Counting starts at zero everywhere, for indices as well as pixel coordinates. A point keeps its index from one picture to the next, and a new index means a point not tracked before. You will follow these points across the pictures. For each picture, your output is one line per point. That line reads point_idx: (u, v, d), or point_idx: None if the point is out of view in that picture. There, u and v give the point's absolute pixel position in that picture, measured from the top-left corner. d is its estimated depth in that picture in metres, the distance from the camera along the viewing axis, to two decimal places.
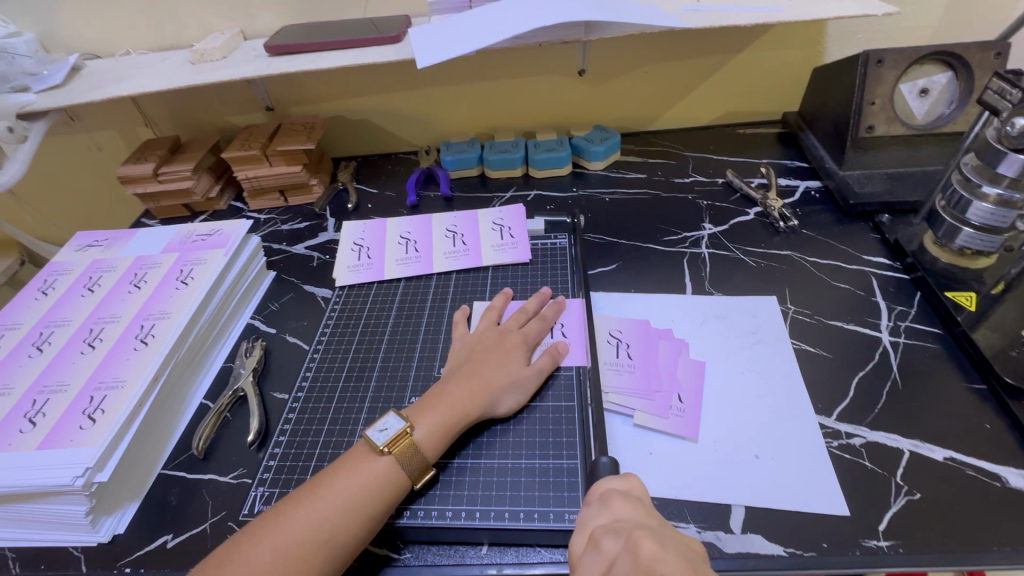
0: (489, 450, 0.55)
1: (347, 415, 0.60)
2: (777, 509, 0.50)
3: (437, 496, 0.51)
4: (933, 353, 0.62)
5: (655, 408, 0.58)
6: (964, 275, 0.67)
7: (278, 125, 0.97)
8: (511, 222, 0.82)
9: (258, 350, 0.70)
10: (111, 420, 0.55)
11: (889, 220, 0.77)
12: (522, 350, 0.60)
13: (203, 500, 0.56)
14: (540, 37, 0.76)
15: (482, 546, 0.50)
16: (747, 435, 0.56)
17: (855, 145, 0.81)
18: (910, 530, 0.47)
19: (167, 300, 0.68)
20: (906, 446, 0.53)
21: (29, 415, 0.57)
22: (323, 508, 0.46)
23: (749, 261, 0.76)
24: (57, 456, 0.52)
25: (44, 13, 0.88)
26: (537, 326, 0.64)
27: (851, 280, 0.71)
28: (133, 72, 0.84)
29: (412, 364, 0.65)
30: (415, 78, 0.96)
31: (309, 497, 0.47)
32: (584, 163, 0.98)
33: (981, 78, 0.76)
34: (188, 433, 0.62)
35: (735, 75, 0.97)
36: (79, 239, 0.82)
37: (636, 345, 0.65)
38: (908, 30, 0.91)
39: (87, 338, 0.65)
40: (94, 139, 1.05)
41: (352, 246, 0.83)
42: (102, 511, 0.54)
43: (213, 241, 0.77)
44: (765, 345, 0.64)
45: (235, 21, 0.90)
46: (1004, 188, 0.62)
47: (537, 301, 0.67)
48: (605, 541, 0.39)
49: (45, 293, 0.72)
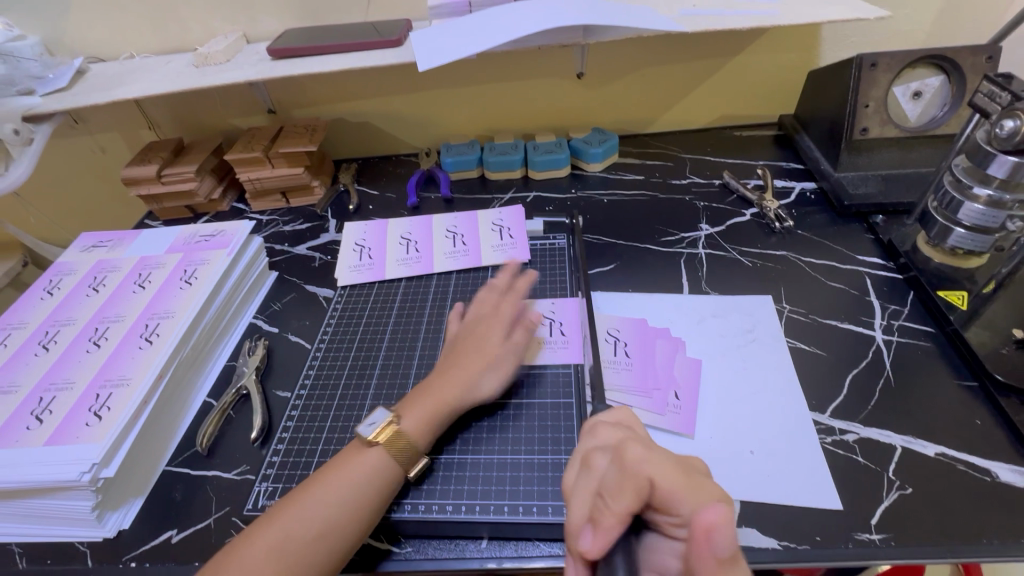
0: (481, 446, 0.56)
1: (350, 412, 0.61)
2: (773, 503, 0.51)
3: (438, 490, 0.52)
4: (925, 352, 0.63)
5: (653, 405, 0.59)
6: (956, 275, 0.68)
7: (280, 127, 0.98)
8: (510, 222, 0.83)
9: (261, 349, 0.71)
10: (116, 417, 0.56)
11: (883, 221, 0.78)
12: (498, 326, 0.62)
13: (208, 496, 0.57)
14: (538, 41, 0.77)
15: (482, 540, 0.51)
16: (743, 432, 0.57)
17: (850, 147, 0.82)
18: (902, 525, 0.48)
19: (171, 299, 0.69)
20: (898, 442, 0.54)
21: (36, 412, 0.57)
22: (313, 506, 0.47)
23: (745, 261, 0.77)
24: (64, 452, 0.53)
25: (50, 17, 0.89)
26: (508, 301, 0.65)
27: (846, 279, 0.72)
28: (138, 75, 0.86)
29: (413, 362, 0.66)
30: (416, 81, 0.97)
31: (300, 496, 0.48)
32: (583, 165, 0.99)
33: (972, 81, 0.77)
34: (192, 431, 0.63)
35: (731, 78, 0.98)
36: (84, 240, 0.83)
37: (633, 344, 0.66)
38: (901, 33, 0.93)
39: (92, 337, 0.66)
40: (98, 141, 1.06)
41: (353, 247, 0.84)
42: (107, 506, 0.54)
43: (216, 241, 0.78)
44: (760, 343, 0.65)
45: (238, 24, 0.91)
46: (995, 189, 0.63)
47: (506, 276, 0.68)
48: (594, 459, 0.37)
49: (51, 292, 0.73)
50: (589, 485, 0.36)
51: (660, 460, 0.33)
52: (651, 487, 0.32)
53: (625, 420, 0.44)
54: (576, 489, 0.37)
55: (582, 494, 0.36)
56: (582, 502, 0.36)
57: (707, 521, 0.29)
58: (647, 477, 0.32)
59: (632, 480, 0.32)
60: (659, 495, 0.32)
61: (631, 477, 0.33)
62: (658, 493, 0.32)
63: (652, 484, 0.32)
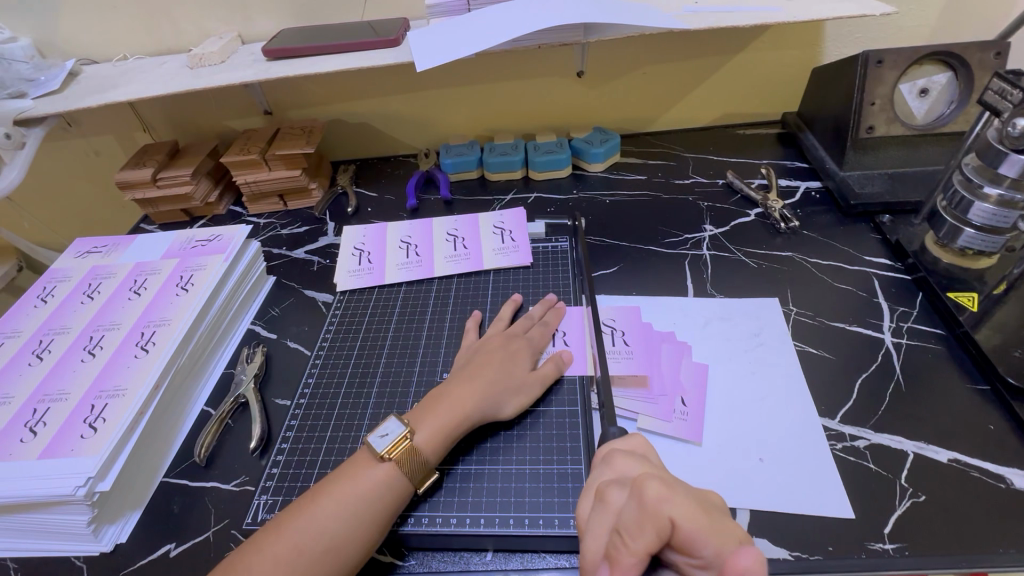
0: (494, 457, 0.54)
1: (350, 422, 0.60)
2: (783, 512, 0.50)
3: (441, 503, 0.51)
4: (935, 354, 0.62)
5: (659, 411, 0.58)
6: (966, 276, 0.67)
7: (277, 129, 0.97)
8: (511, 224, 0.82)
9: (259, 356, 0.70)
10: (113, 428, 0.55)
11: (890, 221, 0.77)
12: (527, 354, 0.60)
13: (207, 508, 0.56)
14: (539, 39, 0.76)
15: (487, 552, 0.49)
16: (751, 439, 0.56)
17: (856, 146, 0.81)
18: (915, 534, 0.47)
19: (168, 306, 0.68)
20: (910, 448, 0.53)
21: (30, 425, 0.56)
22: (306, 525, 0.45)
23: (750, 263, 0.76)
24: (58, 466, 0.51)
25: (40, 18, 0.88)
26: (540, 331, 0.64)
27: (853, 281, 0.71)
28: (132, 77, 0.84)
29: (414, 369, 0.65)
30: (414, 82, 0.96)
31: (295, 511, 0.47)
32: (584, 165, 0.98)
33: (981, 78, 0.76)
34: (190, 441, 0.62)
35: (734, 76, 0.97)
36: (78, 246, 0.82)
37: (633, 335, 0.65)
38: (906, 29, 0.91)
39: (87, 346, 0.64)
40: (92, 144, 1.04)
41: (352, 251, 0.83)
42: (104, 520, 0.53)
43: (214, 246, 0.77)
44: (768, 347, 0.64)
45: (232, 25, 0.90)
46: (1005, 188, 0.62)
47: (541, 309, 0.67)
48: (610, 493, 0.34)
49: (45, 300, 0.72)
50: (606, 520, 0.34)
51: (682, 498, 0.31)
52: (673, 528, 0.30)
53: (639, 448, 0.42)
54: (593, 524, 0.34)
55: (598, 530, 0.34)
56: (599, 538, 0.33)
57: (741, 566, 0.27)
58: (669, 517, 0.30)
59: (653, 519, 0.30)
60: (682, 537, 0.30)
61: (651, 515, 0.30)
62: (682, 534, 0.30)
63: (674, 525, 0.30)
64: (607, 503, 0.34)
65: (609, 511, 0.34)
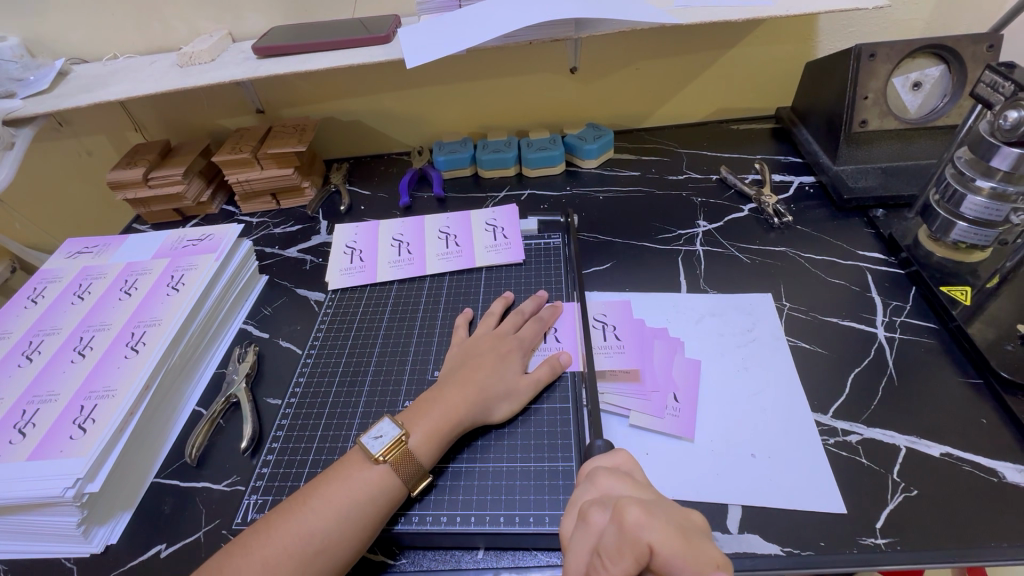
0: (484, 454, 0.54)
1: (341, 423, 0.60)
2: (774, 508, 0.50)
3: (433, 501, 0.51)
4: (928, 348, 0.61)
5: (651, 408, 0.58)
6: (959, 269, 0.67)
7: (269, 127, 0.96)
8: (504, 222, 0.82)
9: (251, 355, 0.70)
10: (101, 430, 0.54)
11: (883, 215, 0.77)
12: (518, 355, 0.60)
13: (199, 508, 0.55)
14: (530, 35, 0.75)
15: (478, 550, 0.49)
16: (744, 434, 0.55)
17: (849, 140, 0.80)
18: (908, 528, 0.47)
19: (158, 306, 0.67)
20: (902, 443, 0.53)
21: (19, 426, 0.56)
22: (296, 530, 0.45)
23: (744, 258, 0.76)
24: (47, 467, 0.51)
25: (27, 17, 0.87)
26: (533, 328, 0.63)
27: (847, 276, 0.71)
28: (121, 76, 0.83)
29: (406, 368, 0.65)
30: (405, 79, 0.95)
31: (288, 511, 0.47)
32: (577, 162, 0.97)
33: (974, 71, 0.76)
34: (182, 441, 0.62)
35: (726, 71, 0.97)
36: (68, 247, 0.81)
37: (623, 327, 0.66)
38: (899, 22, 0.91)
39: (77, 347, 0.64)
40: (83, 143, 1.04)
41: (345, 250, 0.82)
42: (95, 521, 0.53)
43: (204, 246, 0.76)
44: (761, 342, 0.64)
45: (223, 23, 0.89)
46: (998, 181, 0.62)
47: (533, 304, 0.67)
48: (592, 514, 0.34)
49: (35, 301, 0.72)
50: (587, 541, 0.33)
51: (661, 524, 0.30)
52: (652, 554, 0.30)
53: (624, 464, 0.42)
54: (575, 543, 0.34)
55: (580, 550, 0.34)
56: (580, 558, 0.33)
57: None
58: (648, 543, 0.30)
59: (632, 544, 0.30)
60: (660, 563, 0.29)
61: (631, 540, 0.30)
62: (659, 560, 0.29)
63: (653, 551, 0.30)
64: (589, 524, 0.34)
65: (590, 532, 0.34)
